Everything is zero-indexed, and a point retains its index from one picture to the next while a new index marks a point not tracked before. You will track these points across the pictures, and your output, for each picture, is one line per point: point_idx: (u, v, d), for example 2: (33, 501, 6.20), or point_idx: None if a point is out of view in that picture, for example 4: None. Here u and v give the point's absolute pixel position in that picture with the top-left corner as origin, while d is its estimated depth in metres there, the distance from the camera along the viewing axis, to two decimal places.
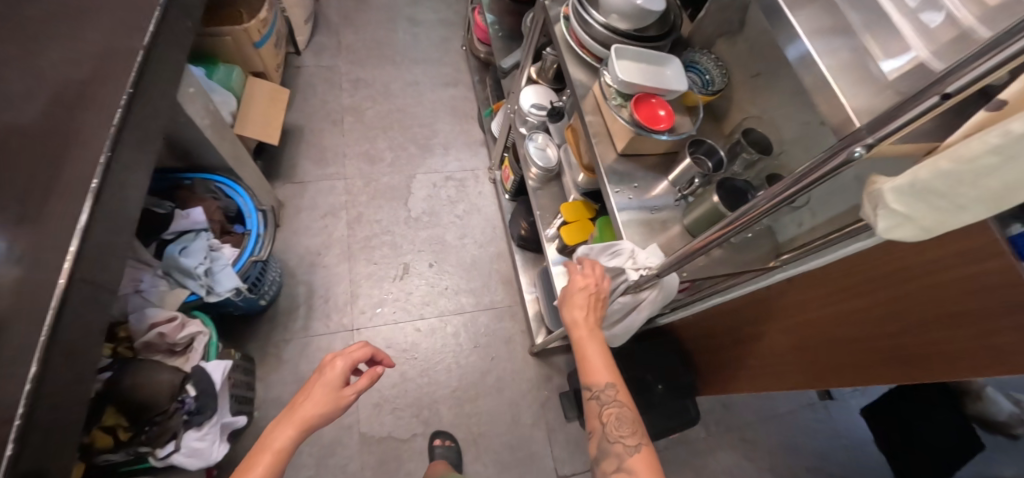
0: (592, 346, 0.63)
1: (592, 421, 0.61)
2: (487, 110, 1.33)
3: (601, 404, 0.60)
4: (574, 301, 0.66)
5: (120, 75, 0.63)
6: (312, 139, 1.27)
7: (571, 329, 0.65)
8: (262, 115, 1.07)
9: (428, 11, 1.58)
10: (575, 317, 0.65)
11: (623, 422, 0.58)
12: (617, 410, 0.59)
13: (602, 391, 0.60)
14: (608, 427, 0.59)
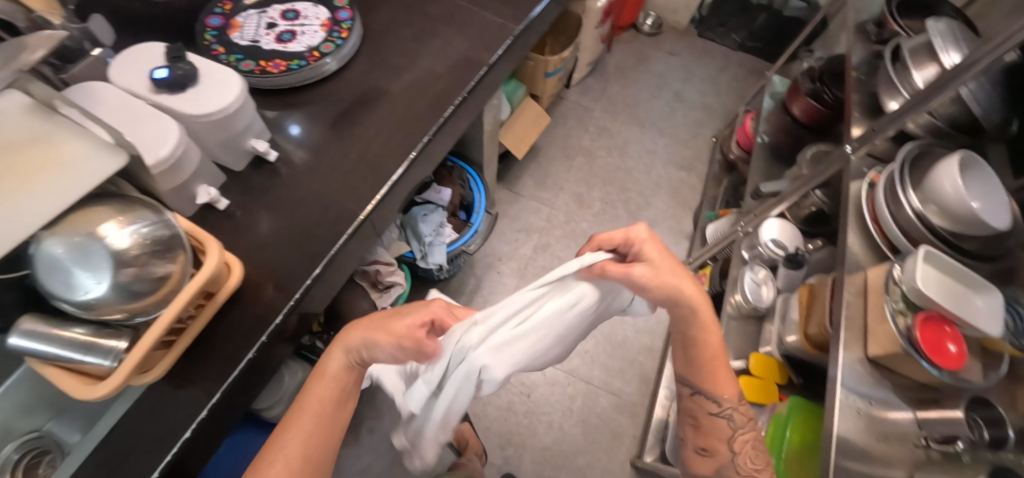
0: (719, 363, 0.61)
1: (711, 441, 0.62)
2: (712, 212, 1.28)
3: (739, 432, 0.61)
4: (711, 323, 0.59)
5: (465, 80, 0.78)
6: (542, 161, 1.38)
7: (698, 333, 0.59)
8: (522, 130, 1.21)
9: (697, 92, 1.59)
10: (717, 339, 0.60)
11: (757, 452, 0.61)
12: (755, 441, 0.61)
13: (729, 412, 0.61)
14: (742, 453, 0.60)
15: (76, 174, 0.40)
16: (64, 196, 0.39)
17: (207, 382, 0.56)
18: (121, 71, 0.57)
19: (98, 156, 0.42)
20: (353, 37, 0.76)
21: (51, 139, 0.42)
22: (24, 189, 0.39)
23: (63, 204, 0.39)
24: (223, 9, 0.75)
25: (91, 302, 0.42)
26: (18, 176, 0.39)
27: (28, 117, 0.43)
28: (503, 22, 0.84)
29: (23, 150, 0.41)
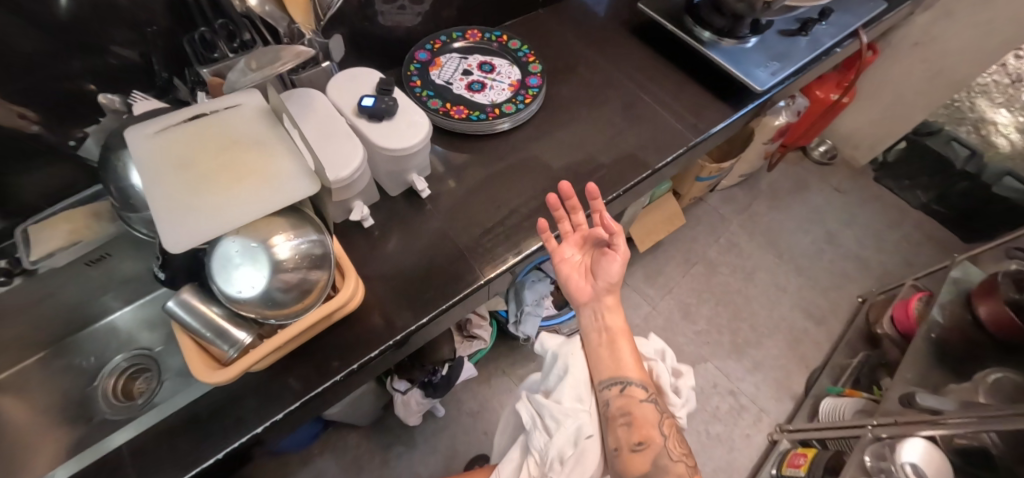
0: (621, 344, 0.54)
1: (647, 427, 0.48)
2: (838, 386, 1.11)
3: (659, 408, 0.50)
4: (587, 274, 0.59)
5: (624, 178, 0.75)
6: (660, 258, 1.35)
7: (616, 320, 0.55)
8: (653, 225, 1.17)
9: (853, 241, 1.44)
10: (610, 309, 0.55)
11: (680, 438, 0.50)
12: (672, 427, 0.50)
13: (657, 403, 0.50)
14: (669, 441, 0.48)
15: (274, 192, 0.42)
16: (255, 209, 0.41)
17: (289, 391, 0.57)
18: (338, 88, 0.62)
19: (293, 179, 0.43)
20: (534, 103, 0.78)
21: (268, 149, 0.45)
22: (232, 193, 0.42)
23: (251, 216, 0.41)
24: (433, 47, 0.82)
25: (237, 297, 0.44)
26: (233, 177, 0.43)
27: (261, 122, 0.47)
28: (682, 131, 0.82)
29: (247, 152, 0.45)
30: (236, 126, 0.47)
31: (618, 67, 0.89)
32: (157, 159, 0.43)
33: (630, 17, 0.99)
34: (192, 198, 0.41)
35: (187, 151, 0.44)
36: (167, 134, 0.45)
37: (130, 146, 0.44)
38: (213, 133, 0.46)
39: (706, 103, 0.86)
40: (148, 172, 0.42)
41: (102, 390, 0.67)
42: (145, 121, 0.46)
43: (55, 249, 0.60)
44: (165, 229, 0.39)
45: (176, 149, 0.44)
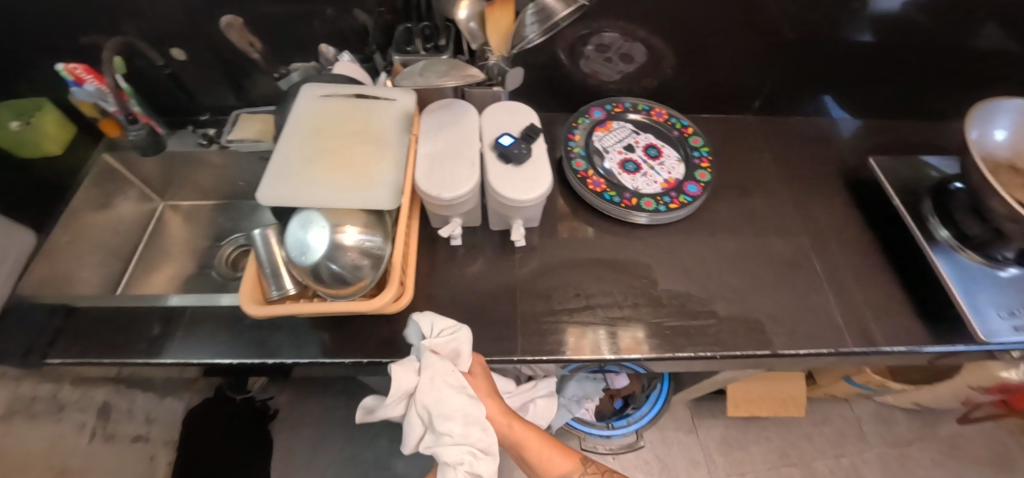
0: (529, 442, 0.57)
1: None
2: None
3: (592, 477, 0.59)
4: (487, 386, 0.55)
5: (730, 340, 0.62)
6: (749, 431, 1.11)
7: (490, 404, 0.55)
8: (758, 396, 0.96)
9: None
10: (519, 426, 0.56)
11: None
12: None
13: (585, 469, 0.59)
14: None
15: (365, 190, 0.48)
16: (343, 200, 0.47)
17: (307, 345, 0.62)
18: (493, 116, 0.64)
19: (385, 187, 0.48)
20: (679, 211, 0.69)
21: (383, 150, 0.50)
22: (337, 177, 0.48)
23: (337, 205, 0.47)
24: (612, 109, 0.79)
25: (293, 255, 0.48)
26: (345, 163, 0.49)
27: (394, 123, 0.53)
28: (840, 328, 0.64)
29: (360, 148, 0.50)
30: (374, 117, 0.53)
31: (801, 216, 0.74)
32: (307, 123, 0.52)
33: (852, 167, 0.81)
34: (300, 170, 0.48)
35: (329, 124, 0.52)
36: (325, 101, 0.53)
37: (298, 97, 0.54)
38: (355, 115, 0.53)
39: (895, 313, 0.65)
40: (295, 131, 0.51)
41: (222, 255, 0.88)
42: (317, 83, 0.55)
43: (245, 139, 0.77)
44: (267, 183, 0.47)
45: (323, 118, 0.52)
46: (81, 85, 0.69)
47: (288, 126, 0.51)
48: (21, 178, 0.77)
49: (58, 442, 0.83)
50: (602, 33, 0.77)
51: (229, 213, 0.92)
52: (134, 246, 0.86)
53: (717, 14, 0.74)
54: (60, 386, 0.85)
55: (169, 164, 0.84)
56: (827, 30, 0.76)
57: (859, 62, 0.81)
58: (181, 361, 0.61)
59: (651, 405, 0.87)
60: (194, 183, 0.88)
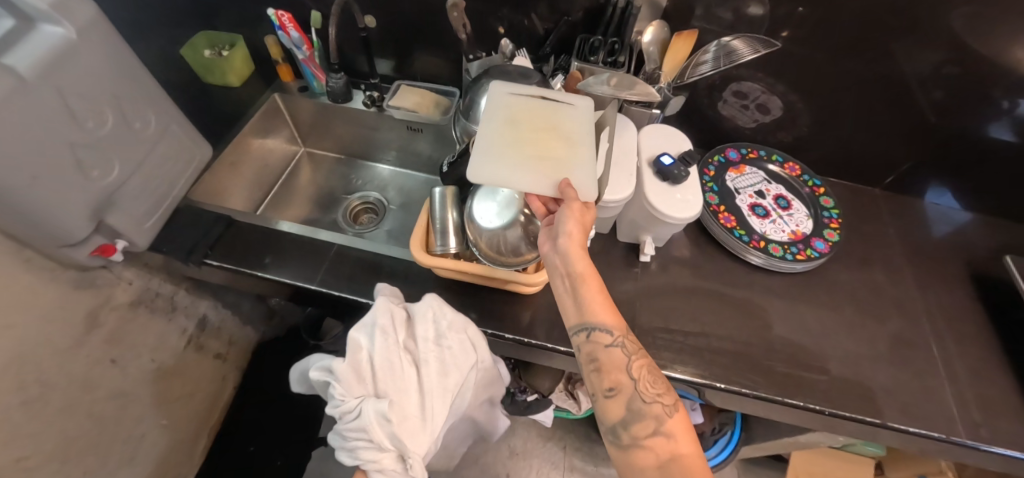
0: (591, 276, 0.45)
1: (614, 383, 0.43)
2: None
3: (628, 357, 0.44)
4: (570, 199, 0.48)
5: (839, 400, 0.62)
6: None
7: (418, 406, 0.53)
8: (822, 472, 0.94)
9: None
10: (567, 244, 0.46)
11: (656, 379, 0.44)
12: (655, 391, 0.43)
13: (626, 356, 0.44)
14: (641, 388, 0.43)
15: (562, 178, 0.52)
16: (544, 187, 0.50)
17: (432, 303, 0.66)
18: (650, 136, 0.68)
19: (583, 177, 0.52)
20: (803, 264, 0.70)
21: (575, 143, 0.55)
22: (535, 165, 0.52)
23: (541, 192, 0.50)
24: (747, 153, 0.82)
25: (477, 218, 0.53)
26: (543, 152, 0.53)
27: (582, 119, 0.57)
28: (953, 417, 0.62)
29: (553, 142, 0.54)
30: (562, 111, 0.58)
31: (921, 297, 0.73)
32: (501, 116, 0.57)
33: (977, 261, 0.79)
34: (504, 158, 0.52)
35: (522, 118, 0.57)
36: (513, 98, 0.58)
37: (489, 93, 0.59)
38: (543, 110, 0.58)
39: (1014, 418, 0.63)
40: (491, 121, 0.56)
41: (347, 206, 0.95)
42: (504, 81, 0.60)
43: (401, 107, 0.83)
44: (475, 169, 0.52)
45: (516, 114, 0.57)
46: (284, 31, 0.76)
47: (485, 117, 0.56)
48: (205, 100, 0.87)
49: (165, 338, 0.90)
50: (742, 82, 0.80)
51: (358, 171, 1.00)
52: (274, 180, 0.94)
53: (866, 86, 0.76)
54: (178, 289, 0.92)
55: (323, 115, 0.92)
56: (978, 122, 0.76)
57: (1002, 159, 0.80)
58: (324, 289, 0.67)
59: (717, 451, 0.90)
60: (337, 137, 0.96)
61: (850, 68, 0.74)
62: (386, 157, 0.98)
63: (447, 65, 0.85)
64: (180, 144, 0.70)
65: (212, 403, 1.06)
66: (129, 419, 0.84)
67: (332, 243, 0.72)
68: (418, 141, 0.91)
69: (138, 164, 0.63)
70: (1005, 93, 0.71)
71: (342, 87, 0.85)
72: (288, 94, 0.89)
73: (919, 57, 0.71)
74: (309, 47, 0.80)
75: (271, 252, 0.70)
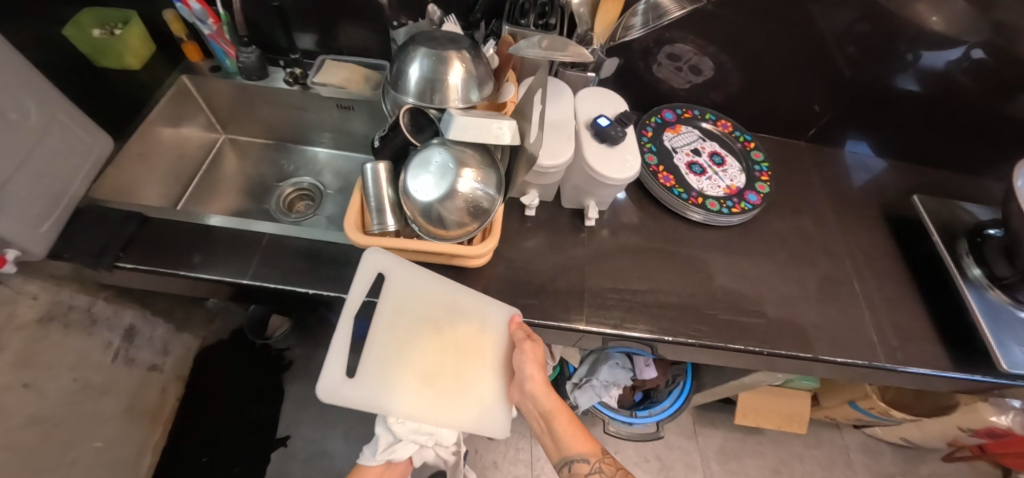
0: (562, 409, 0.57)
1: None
2: None
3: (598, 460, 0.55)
4: (533, 356, 0.57)
5: (776, 340, 0.66)
6: (747, 443, 1.14)
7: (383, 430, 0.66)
8: (767, 408, 1.01)
9: None
10: (533, 388, 0.57)
11: None
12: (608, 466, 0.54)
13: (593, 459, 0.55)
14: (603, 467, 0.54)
15: (486, 351, 0.61)
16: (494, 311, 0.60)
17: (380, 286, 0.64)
18: (587, 99, 0.68)
19: (492, 330, 0.60)
20: (739, 216, 0.73)
21: (462, 312, 0.60)
22: (459, 380, 0.59)
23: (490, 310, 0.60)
24: (682, 113, 0.84)
25: (410, 191, 0.50)
26: (450, 357, 0.59)
27: (423, 293, 0.58)
28: (873, 343, 0.68)
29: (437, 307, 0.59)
30: (426, 298, 0.58)
31: (843, 239, 0.79)
32: (388, 379, 0.55)
33: (889, 203, 0.86)
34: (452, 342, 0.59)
35: (410, 355, 0.57)
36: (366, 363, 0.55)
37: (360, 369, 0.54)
38: (399, 326, 0.57)
39: (922, 339, 0.70)
40: (402, 389, 0.55)
41: (280, 194, 0.89)
42: (330, 371, 0.51)
43: (328, 83, 0.78)
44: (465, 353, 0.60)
45: (400, 360, 0.56)
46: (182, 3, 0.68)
47: (395, 396, 0.55)
48: (101, 86, 0.77)
49: (87, 355, 0.82)
50: (674, 44, 0.81)
51: (289, 156, 0.93)
52: (194, 172, 0.86)
53: (788, 43, 0.79)
54: (96, 299, 0.84)
55: (241, 96, 0.85)
56: (887, 71, 0.81)
57: (907, 107, 0.86)
58: (259, 282, 0.63)
59: (673, 403, 0.93)
60: (261, 120, 0.89)
61: (773, 25, 0.77)
62: (319, 139, 0.92)
63: (375, 36, 0.80)
64: (74, 136, 0.62)
65: (154, 417, 0.98)
66: (55, 445, 0.76)
67: (264, 232, 0.67)
68: (352, 120, 0.86)
69: (22, 161, 0.55)
70: (908, 45, 0.76)
71: (256, 62, 0.78)
72: (199, 75, 0.81)
73: (834, 11, 0.74)
74: (216, 21, 0.73)
75: (200, 251, 0.64)
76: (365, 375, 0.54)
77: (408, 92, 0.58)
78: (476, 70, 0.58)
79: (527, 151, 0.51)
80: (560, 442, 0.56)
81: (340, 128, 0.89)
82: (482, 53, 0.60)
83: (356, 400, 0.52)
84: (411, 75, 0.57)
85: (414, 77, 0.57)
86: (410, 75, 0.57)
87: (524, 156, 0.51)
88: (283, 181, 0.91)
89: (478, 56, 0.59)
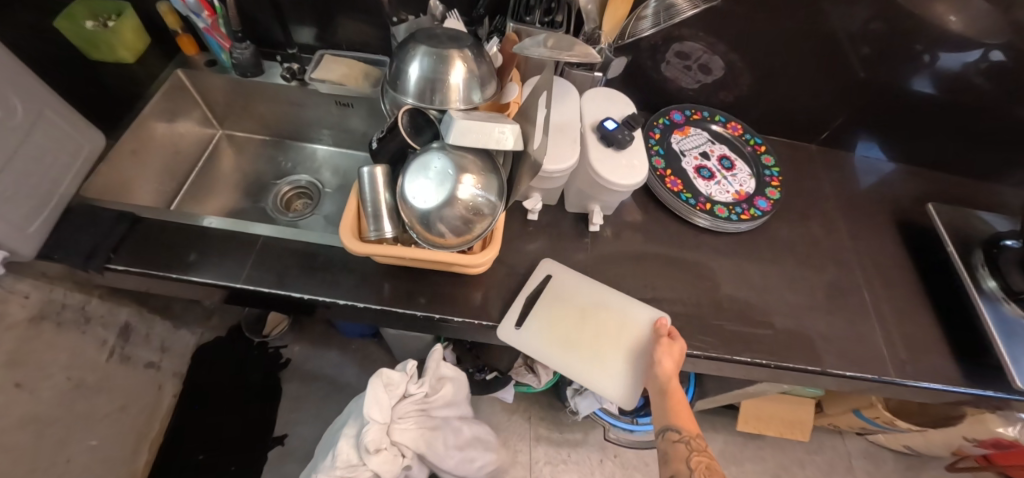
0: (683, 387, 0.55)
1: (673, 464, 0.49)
2: None
3: (693, 449, 0.50)
4: (672, 353, 0.56)
5: (783, 352, 0.64)
6: (748, 448, 1.13)
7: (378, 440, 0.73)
8: (769, 415, 1.00)
9: None
10: (662, 365, 0.55)
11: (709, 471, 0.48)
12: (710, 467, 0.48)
13: (692, 437, 0.51)
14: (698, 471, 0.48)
15: (626, 344, 0.61)
16: (640, 317, 0.61)
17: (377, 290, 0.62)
18: (594, 99, 0.65)
19: (637, 323, 0.61)
20: (747, 223, 0.71)
21: (619, 305, 0.63)
22: (598, 359, 0.60)
23: (637, 315, 0.62)
24: (691, 115, 0.81)
25: (409, 197, 0.48)
26: (595, 338, 0.61)
27: (586, 285, 0.64)
28: (883, 356, 0.66)
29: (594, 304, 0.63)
30: (582, 294, 0.64)
31: (853, 247, 0.77)
32: (544, 340, 0.61)
33: (901, 210, 0.84)
34: (603, 329, 0.61)
35: (566, 329, 0.62)
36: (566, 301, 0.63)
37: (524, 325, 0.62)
38: (564, 300, 0.63)
39: (933, 352, 0.68)
40: (550, 352, 0.60)
41: (277, 193, 0.87)
42: (504, 318, 0.61)
43: (326, 79, 0.75)
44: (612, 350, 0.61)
45: (557, 330, 0.62)
46: None
47: (543, 353, 0.60)
48: (93, 80, 0.75)
49: (81, 353, 0.81)
50: (683, 42, 0.78)
51: (287, 152, 0.91)
52: (189, 169, 0.84)
53: (803, 43, 0.76)
54: (90, 297, 0.82)
55: (237, 92, 0.82)
56: (904, 74, 0.78)
57: (922, 110, 0.84)
58: (252, 287, 0.61)
59: None
60: (258, 116, 0.87)
61: (787, 24, 0.74)
62: (317, 135, 0.90)
63: (375, 30, 0.78)
64: (62, 134, 0.60)
65: (150, 414, 0.97)
66: (48, 445, 0.75)
67: (261, 234, 0.65)
68: (350, 117, 0.84)
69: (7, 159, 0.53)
70: (928, 47, 0.73)
71: (248, 57, 0.76)
72: (194, 70, 0.79)
73: (851, 11, 0.71)
74: (212, 12, 0.70)
75: (197, 248, 0.63)
76: (531, 327, 0.61)
77: (407, 91, 0.56)
78: (478, 69, 0.56)
79: (532, 157, 0.48)
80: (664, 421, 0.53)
81: (339, 125, 0.87)
82: (484, 51, 0.58)
83: (518, 347, 0.60)
84: (410, 74, 0.55)
85: (414, 76, 0.55)
86: (410, 74, 0.55)
87: (528, 162, 0.49)
88: (280, 179, 0.89)
89: (481, 55, 0.57)
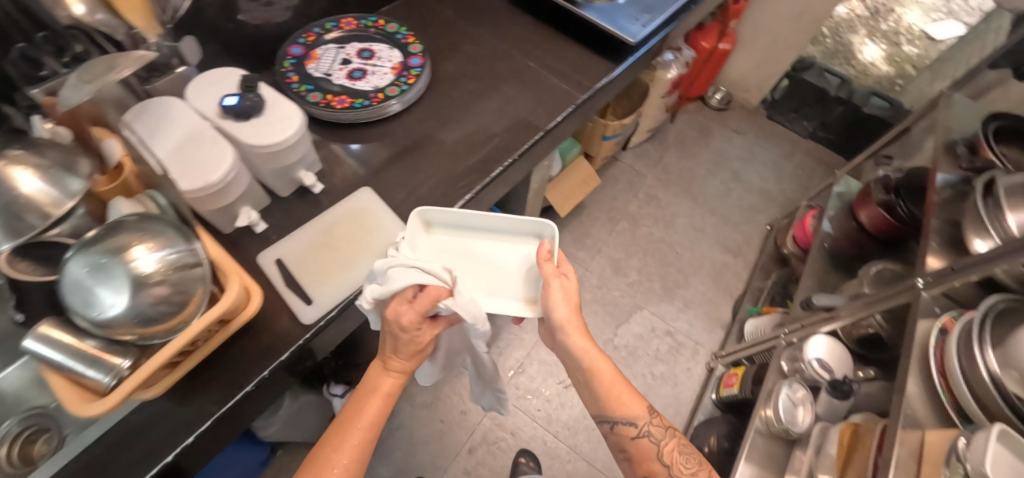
0: (619, 388, 0.58)
1: (647, 464, 0.58)
2: (754, 307, 1.22)
3: (650, 436, 0.58)
4: (580, 344, 0.55)
5: (517, 142, 0.77)
6: (583, 221, 1.37)
7: (316, 457, 0.49)
8: (567, 189, 1.20)
9: (757, 175, 1.52)
10: (601, 368, 0.57)
11: (687, 456, 0.59)
12: (681, 447, 0.59)
13: (649, 424, 0.58)
14: (671, 463, 0.57)
15: (371, 220, 0.66)
16: (353, 201, 0.67)
17: (188, 413, 0.51)
18: (198, 90, 0.59)
19: (359, 205, 0.67)
20: (418, 83, 0.77)
21: (336, 212, 0.66)
22: (373, 245, 0.64)
23: (353, 201, 0.68)
24: (306, 41, 0.79)
25: (100, 318, 0.41)
26: (355, 241, 0.64)
27: (304, 229, 0.64)
28: (567, 91, 0.84)
29: (323, 230, 0.64)
30: (308, 233, 0.64)
31: (498, 39, 0.90)
32: (333, 283, 0.61)
33: None
34: (349, 234, 0.65)
35: (331, 259, 0.62)
36: (308, 252, 0.62)
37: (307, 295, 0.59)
38: (307, 254, 0.62)
39: (587, 64, 0.88)
40: (343, 281, 0.61)
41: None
42: (291, 308, 0.58)
43: None
44: (372, 234, 0.65)
45: (328, 267, 0.62)
46: None
47: (343, 288, 0.60)
48: None
49: None
50: None
51: None
52: None
53: None
54: None
55: None
56: None
57: None
58: None
59: None
60: None
61: None
62: None
63: None
64: None
65: None
66: None
67: None
68: None
69: None
70: None
71: None
72: None
73: None
74: None
75: None
76: (316, 289, 0.60)
77: None
78: (51, 155, 0.45)
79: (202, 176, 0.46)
80: (617, 407, 0.58)
81: None
82: (34, 136, 0.47)
83: (325, 307, 0.59)
84: None
85: None
86: None
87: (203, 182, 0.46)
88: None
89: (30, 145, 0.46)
